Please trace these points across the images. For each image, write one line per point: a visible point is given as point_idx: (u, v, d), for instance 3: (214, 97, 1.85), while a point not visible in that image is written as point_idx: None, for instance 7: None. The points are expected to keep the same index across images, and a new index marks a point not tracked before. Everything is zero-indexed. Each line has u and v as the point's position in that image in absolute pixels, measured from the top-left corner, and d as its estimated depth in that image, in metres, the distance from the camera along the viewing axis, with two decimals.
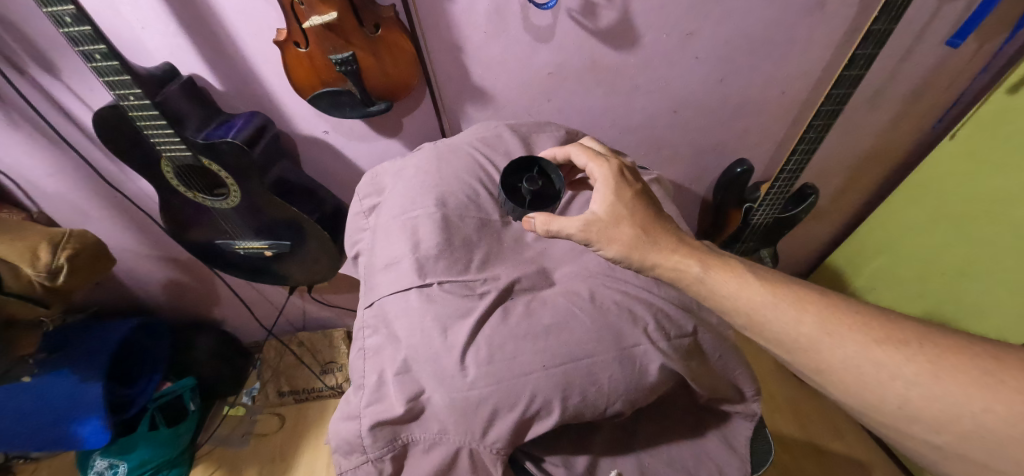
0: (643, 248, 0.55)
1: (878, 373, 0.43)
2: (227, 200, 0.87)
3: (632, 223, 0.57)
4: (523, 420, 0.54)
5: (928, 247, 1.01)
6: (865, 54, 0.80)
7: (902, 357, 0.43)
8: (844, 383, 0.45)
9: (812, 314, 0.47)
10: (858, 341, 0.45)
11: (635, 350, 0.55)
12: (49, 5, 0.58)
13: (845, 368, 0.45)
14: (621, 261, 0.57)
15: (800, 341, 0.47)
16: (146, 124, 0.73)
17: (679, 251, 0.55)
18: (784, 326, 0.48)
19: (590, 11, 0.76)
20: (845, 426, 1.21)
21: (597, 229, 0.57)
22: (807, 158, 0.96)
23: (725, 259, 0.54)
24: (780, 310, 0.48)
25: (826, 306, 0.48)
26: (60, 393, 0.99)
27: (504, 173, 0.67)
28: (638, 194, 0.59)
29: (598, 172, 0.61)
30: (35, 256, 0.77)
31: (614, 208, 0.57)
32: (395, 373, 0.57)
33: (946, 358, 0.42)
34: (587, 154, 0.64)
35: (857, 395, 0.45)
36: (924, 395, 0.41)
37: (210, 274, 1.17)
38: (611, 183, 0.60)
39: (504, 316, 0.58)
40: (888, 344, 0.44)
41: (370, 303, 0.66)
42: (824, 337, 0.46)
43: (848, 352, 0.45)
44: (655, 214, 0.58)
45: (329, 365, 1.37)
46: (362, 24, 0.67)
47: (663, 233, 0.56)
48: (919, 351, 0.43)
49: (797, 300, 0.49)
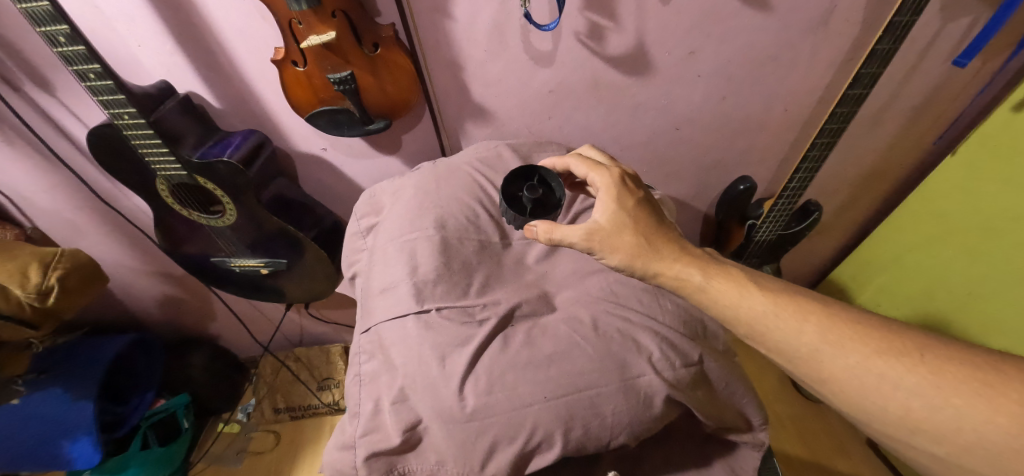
0: (646, 257, 0.53)
1: (879, 384, 0.42)
2: (222, 218, 0.85)
3: (636, 231, 0.54)
4: (523, 454, 0.52)
5: (931, 260, 1.00)
6: (870, 73, 0.79)
7: (903, 367, 0.41)
8: (844, 393, 0.44)
9: (813, 324, 0.46)
10: (859, 351, 0.43)
11: (638, 380, 0.54)
12: (42, 25, 0.57)
13: (846, 378, 0.43)
14: (623, 269, 0.55)
15: (801, 351, 0.45)
16: (141, 143, 0.72)
17: (681, 260, 0.53)
18: (785, 336, 0.46)
19: (593, 31, 0.76)
20: (852, 445, 1.18)
21: (599, 238, 0.55)
22: (811, 176, 0.95)
23: (728, 269, 0.52)
24: (781, 321, 0.47)
25: (828, 317, 0.46)
26: (52, 412, 0.96)
27: (505, 182, 0.63)
28: (641, 203, 0.57)
29: (599, 181, 0.59)
30: (25, 277, 0.76)
31: (616, 217, 0.55)
32: (391, 402, 0.55)
33: (947, 369, 0.40)
34: (587, 164, 0.61)
35: (858, 406, 0.43)
36: (926, 407, 0.40)
37: (205, 290, 1.15)
38: (613, 192, 0.57)
39: (504, 344, 0.56)
40: (889, 354, 0.42)
41: (367, 327, 0.64)
42: (825, 347, 0.44)
43: (848, 362, 0.43)
44: (659, 222, 0.56)
45: (325, 381, 1.35)
46: (361, 44, 0.66)
47: (666, 242, 0.54)
48: (919, 362, 0.41)
49: (798, 310, 0.47)
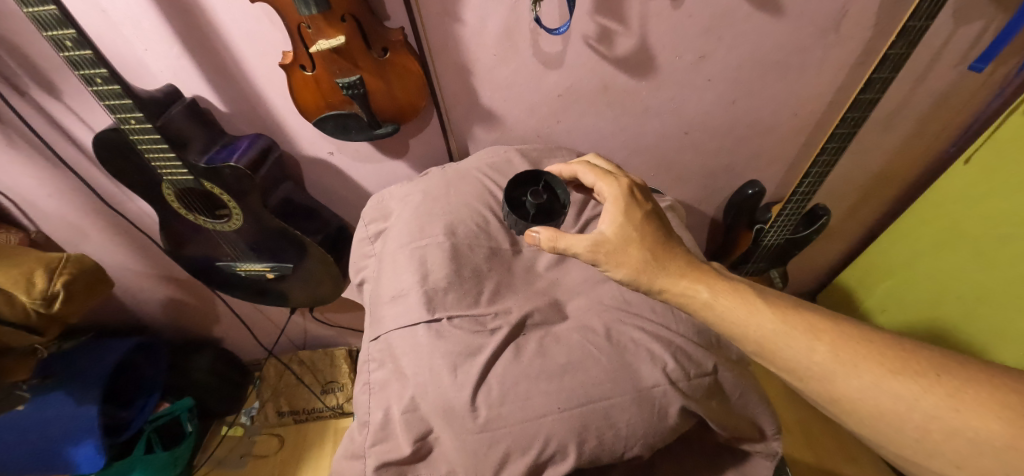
0: (651, 272, 0.52)
1: (893, 405, 0.41)
2: (229, 222, 0.85)
3: (641, 245, 0.53)
4: (537, 465, 0.51)
5: (940, 268, 0.99)
6: (882, 78, 0.78)
7: (918, 388, 0.40)
8: (858, 414, 0.43)
9: (826, 343, 0.45)
10: (874, 371, 0.42)
11: (653, 392, 0.53)
12: (48, 29, 0.56)
13: (860, 399, 0.42)
14: (629, 283, 0.54)
15: (813, 371, 0.44)
16: (147, 147, 0.71)
17: (688, 275, 0.52)
18: (796, 355, 0.45)
19: (602, 35, 0.75)
20: (860, 452, 1.17)
21: (604, 251, 0.54)
22: (821, 180, 0.94)
23: (735, 283, 0.51)
24: (791, 339, 0.46)
25: (840, 335, 0.45)
26: (54, 416, 0.96)
27: (507, 187, 0.63)
28: (648, 214, 0.56)
29: (607, 191, 0.58)
30: (30, 283, 0.75)
31: (622, 229, 0.54)
32: (402, 411, 0.55)
33: (964, 390, 0.39)
34: (595, 172, 0.61)
35: (872, 427, 0.42)
36: (943, 429, 0.39)
37: (209, 293, 1.14)
38: (621, 202, 0.56)
39: (516, 353, 0.56)
40: (904, 374, 0.41)
41: (376, 336, 0.63)
42: (838, 367, 0.43)
43: (861, 383, 0.42)
44: (665, 234, 0.55)
45: (329, 385, 1.34)
46: (370, 47, 0.66)
47: (673, 256, 0.53)
48: (936, 383, 0.40)
49: (808, 328, 0.46)
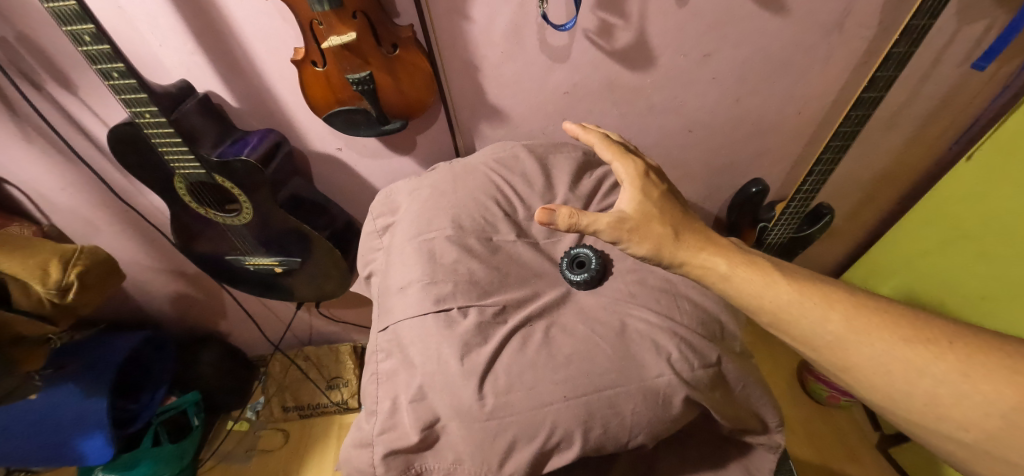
0: (673, 246, 0.52)
1: (904, 371, 0.42)
2: (239, 216, 0.86)
3: (663, 221, 0.53)
4: (543, 453, 0.52)
5: (946, 265, 0.98)
6: (886, 76, 0.79)
7: (930, 355, 0.41)
8: (869, 381, 0.43)
9: (840, 313, 0.45)
10: (886, 339, 0.43)
11: (658, 381, 0.54)
12: (69, 24, 0.58)
13: (870, 366, 0.43)
14: (650, 259, 0.53)
15: (826, 339, 0.45)
16: (161, 141, 0.72)
17: (707, 250, 0.52)
18: (810, 325, 0.46)
19: (606, 31, 0.76)
20: (863, 451, 1.17)
21: (628, 227, 0.52)
22: (825, 178, 0.95)
23: (753, 258, 0.52)
24: (808, 309, 0.46)
25: (853, 305, 0.46)
26: (66, 407, 0.98)
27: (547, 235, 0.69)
28: (665, 194, 0.57)
29: (624, 171, 0.58)
30: (46, 273, 0.77)
31: (642, 206, 0.54)
32: (409, 400, 0.56)
33: (975, 357, 0.40)
34: (613, 150, 0.60)
35: (883, 394, 0.43)
36: (952, 393, 0.40)
37: (217, 287, 1.16)
38: (638, 183, 0.56)
39: (522, 344, 0.57)
40: (916, 342, 0.42)
41: (384, 326, 0.64)
42: (852, 336, 0.44)
43: (874, 351, 0.43)
44: (683, 212, 0.56)
45: (334, 380, 1.35)
46: (380, 44, 0.67)
47: (692, 232, 0.54)
48: (948, 350, 0.41)
49: (823, 298, 0.47)
